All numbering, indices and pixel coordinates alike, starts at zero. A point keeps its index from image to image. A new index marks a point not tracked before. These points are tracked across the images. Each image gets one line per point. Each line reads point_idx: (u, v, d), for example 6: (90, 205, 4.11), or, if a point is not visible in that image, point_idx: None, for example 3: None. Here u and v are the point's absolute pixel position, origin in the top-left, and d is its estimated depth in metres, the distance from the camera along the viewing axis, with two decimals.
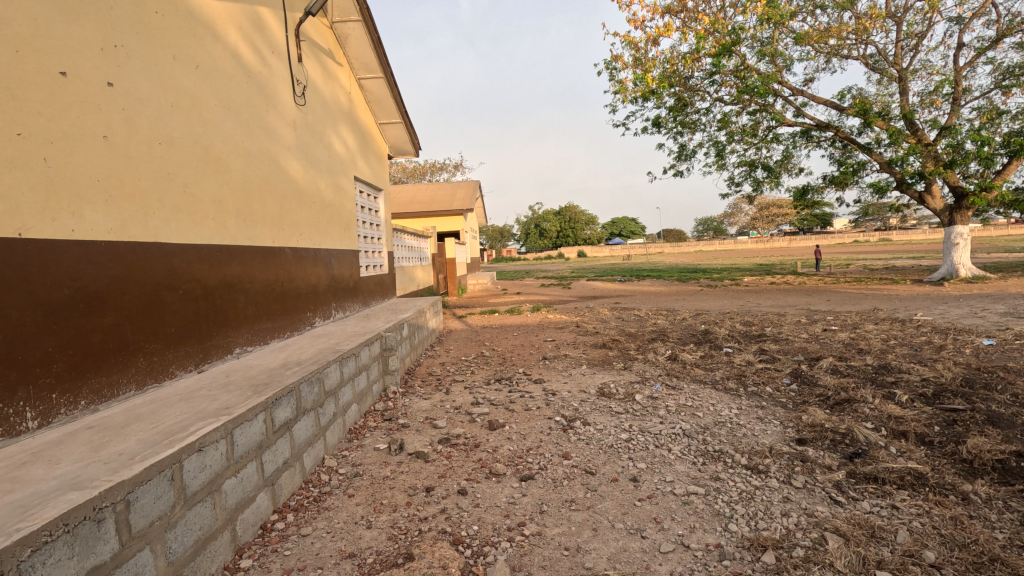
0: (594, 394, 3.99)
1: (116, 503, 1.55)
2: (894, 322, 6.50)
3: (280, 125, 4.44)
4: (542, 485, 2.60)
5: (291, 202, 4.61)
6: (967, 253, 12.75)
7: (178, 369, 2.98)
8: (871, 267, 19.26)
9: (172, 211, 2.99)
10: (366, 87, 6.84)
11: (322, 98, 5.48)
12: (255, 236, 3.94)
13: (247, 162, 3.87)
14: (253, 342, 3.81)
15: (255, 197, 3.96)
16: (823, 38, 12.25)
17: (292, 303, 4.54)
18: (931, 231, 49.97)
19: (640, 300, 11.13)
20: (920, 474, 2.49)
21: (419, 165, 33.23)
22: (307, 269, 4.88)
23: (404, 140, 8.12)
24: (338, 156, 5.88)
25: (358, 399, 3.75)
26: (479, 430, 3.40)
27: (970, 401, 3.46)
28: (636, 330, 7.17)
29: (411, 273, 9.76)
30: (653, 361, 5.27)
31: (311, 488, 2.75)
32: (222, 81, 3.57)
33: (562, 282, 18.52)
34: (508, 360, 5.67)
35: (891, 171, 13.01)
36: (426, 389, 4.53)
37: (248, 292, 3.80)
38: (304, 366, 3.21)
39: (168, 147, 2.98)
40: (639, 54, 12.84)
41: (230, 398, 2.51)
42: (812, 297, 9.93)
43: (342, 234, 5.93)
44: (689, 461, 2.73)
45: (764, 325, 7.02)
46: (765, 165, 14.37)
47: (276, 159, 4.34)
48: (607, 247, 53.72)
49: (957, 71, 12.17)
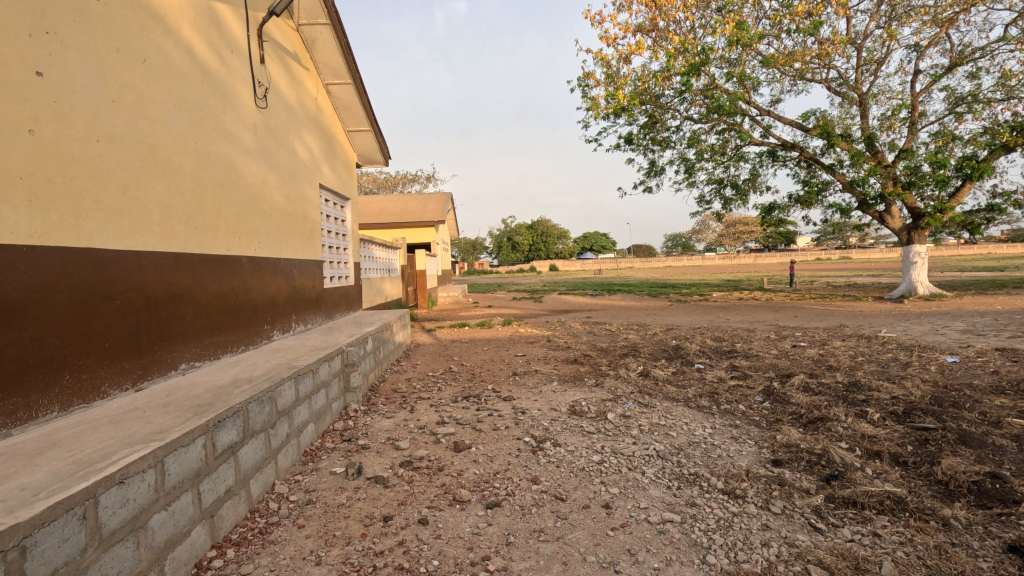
0: (565, 412, 3.84)
1: (7, 551, 1.33)
2: (861, 338, 6.58)
3: (239, 128, 4.22)
4: (509, 513, 2.42)
5: (249, 209, 4.38)
6: (924, 272, 13.15)
7: (112, 387, 2.72)
8: (835, 284, 19.78)
9: (110, 214, 2.75)
10: (334, 94, 6.64)
11: (286, 103, 5.27)
12: (207, 244, 3.69)
13: (201, 165, 3.64)
14: (202, 357, 3.55)
15: (209, 203, 3.73)
16: (789, 62, 12.62)
17: (248, 315, 4.27)
18: (888, 250, 51.87)
19: (612, 314, 11.09)
20: (899, 498, 2.41)
21: (390, 175, 32.85)
22: (265, 280, 4.63)
23: (373, 149, 7.93)
24: (301, 162, 5.64)
25: (315, 418, 3.52)
26: (444, 452, 3.21)
27: (941, 420, 3.44)
28: (607, 345, 7.07)
29: (380, 286, 9.53)
30: (625, 377, 5.17)
31: (257, 518, 2.51)
32: (173, 78, 3.34)
33: (533, 296, 18.45)
34: (477, 376, 5.49)
35: (853, 191, 13.41)
36: (389, 408, 4.31)
37: (198, 303, 3.56)
38: (255, 384, 2.97)
39: (109, 145, 2.75)
40: (611, 71, 12.99)
41: (165, 421, 2.27)
42: (779, 313, 10.05)
43: (305, 242, 5.68)
44: (664, 485, 2.60)
45: (734, 341, 7.02)
46: (733, 183, 14.66)
47: (233, 163, 4.10)
48: (579, 262, 54.10)
49: (914, 96, 12.67)
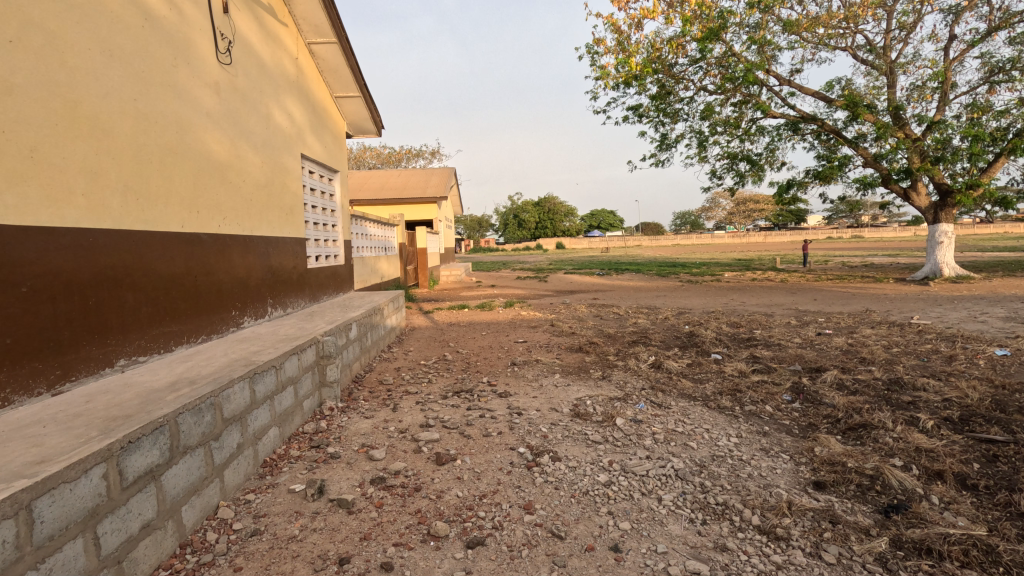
0: (567, 415, 3.34)
1: None
2: (892, 326, 6.03)
3: (197, 86, 3.68)
4: (494, 556, 1.95)
5: (212, 180, 3.85)
6: (951, 252, 12.48)
7: (16, 394, 2.25)
8: (850, 263, 19.13)
9: (9, 180, 2.25)
10: (318, 54, 6.05)
11: (260, 62, 4.70)
12: (154, 220, 3.18)
13: (144, 126, 3.11)
14: (149, 350, 3.08)
15: (155, 171, 3.20)
16: (811, 28, 11.85)
17: (210, 299, 3.79)
18: (902, 229, 50.77)
19: (620, 296, 10.57)
20: (987, 544, 1.91)
21: (393, 150, 32.09)
22: (233, 261, 4.13)
23: (365, 117, 7.36)
24: (279, 128, 5.08)
25: (277, 421, 3.05)
26: (424, 465, 2.74)
27: (1010, 431, 2.92)
28: (615, 331, 6.55)
29: (374, 265, 9.03)
30: (635, 369, 4.67)
31: (188, 556, 2.05)
32: (103, 19, 2.80)
33: (538, 274, 17.93)
34: (472, 366, 5.00)
35: (877, 165, 12.69)
36: (371, 405, 3.83)
37: (142, 289, 3.06)
38: (197, 387, 2.49)
39: (5, 95, 2.23)
40: (622, 37, 12.22)
41: (60, 443, 1.80)
42: (798, 295, 9.47)
43: (283, 218, 5.16)
44: (686, 519, 2.12)
45: (753, 327, 6.49)
46: (747, 158, 13.99)
47: (188, 126, 3.56)
48: (586, 240, 53.29)
49: (947, 64, 11.91)
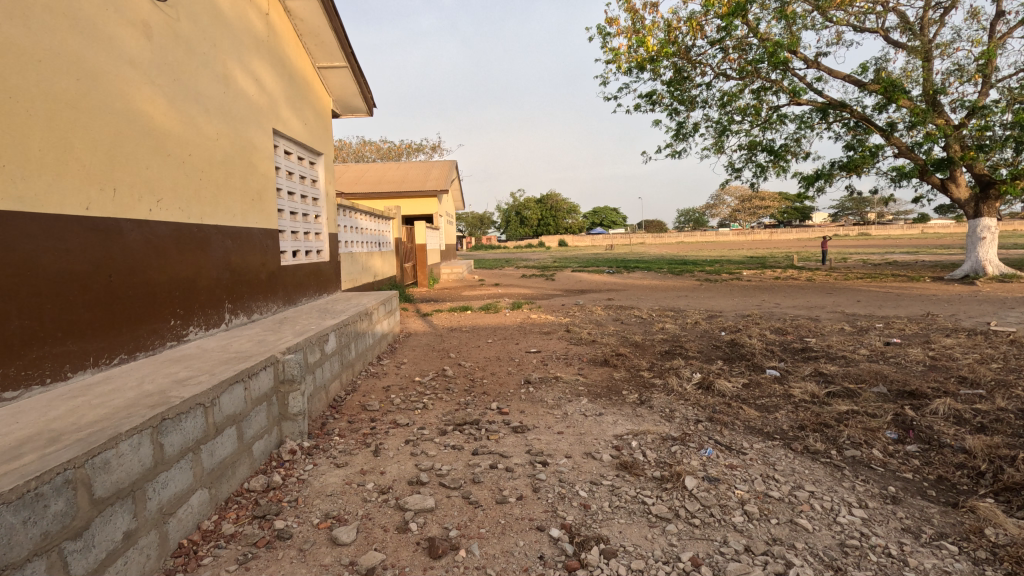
0: (610, 467, 2.44)
1: None
2: (973, 334, 5.08)
3: (114, 22, 2.78)
4: None
5: (140, 150, 2.94)
6: (994, 249, 11.57)
7: None
8: (873, 261, 18.09)
9: None
10: (295, 13, 5.12)
11: (213, 8, 3.79)
12: (38, 198, 2.29)
13: (19, 66, 2.21)
14: (26, 380, 2.21)
15: (36, 129, 2.29)
16: (842, 6, 10.95)
17: (139, 306, 2.90)
18: (910, 226, 49.81)
19: (637, 296, 9.62)
20: None
21: (395, 144, 31.10)
22: (173, 255, 3.22)
23: (354, 93, 6.45)
24: (240, 94, 4.16)
25: (204, 482, 2.15)
26: (411, 559, 1.84)
27: None
28: (643, 338, 5.63)
29: (366, 262, 8.11)
30: (679, 391, 3.76)
31: None
32: None
33: (544, 273, 17.02)
34: (477, 386, 4.08)
35: (913, 155, 11.74)
36: (347, 445, 2.92)
37: (12, 296, 2.16)
38: (52, 451, 1.58)
39: None
40: (637, 17, 11.28)
41: None
42: (837, 296, 8.53)
43: (248, 205, 4.23)
44: None
45: (803, 335, 5.56)
46: (769, 148, 13.08)
47: (100, 74, 2.66)
48: (589, 237, 52.28)
49: (992, 44, 11.00)
